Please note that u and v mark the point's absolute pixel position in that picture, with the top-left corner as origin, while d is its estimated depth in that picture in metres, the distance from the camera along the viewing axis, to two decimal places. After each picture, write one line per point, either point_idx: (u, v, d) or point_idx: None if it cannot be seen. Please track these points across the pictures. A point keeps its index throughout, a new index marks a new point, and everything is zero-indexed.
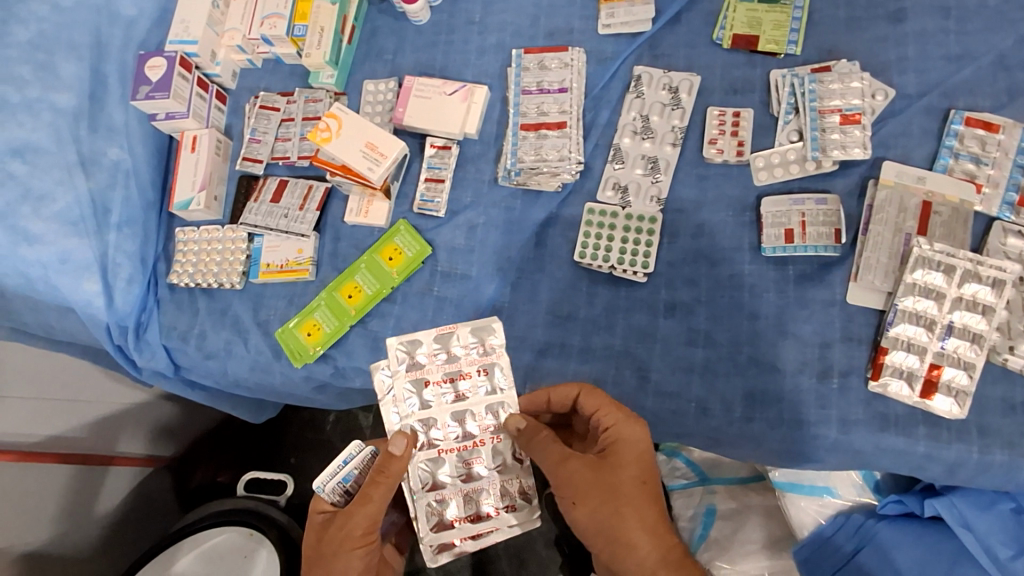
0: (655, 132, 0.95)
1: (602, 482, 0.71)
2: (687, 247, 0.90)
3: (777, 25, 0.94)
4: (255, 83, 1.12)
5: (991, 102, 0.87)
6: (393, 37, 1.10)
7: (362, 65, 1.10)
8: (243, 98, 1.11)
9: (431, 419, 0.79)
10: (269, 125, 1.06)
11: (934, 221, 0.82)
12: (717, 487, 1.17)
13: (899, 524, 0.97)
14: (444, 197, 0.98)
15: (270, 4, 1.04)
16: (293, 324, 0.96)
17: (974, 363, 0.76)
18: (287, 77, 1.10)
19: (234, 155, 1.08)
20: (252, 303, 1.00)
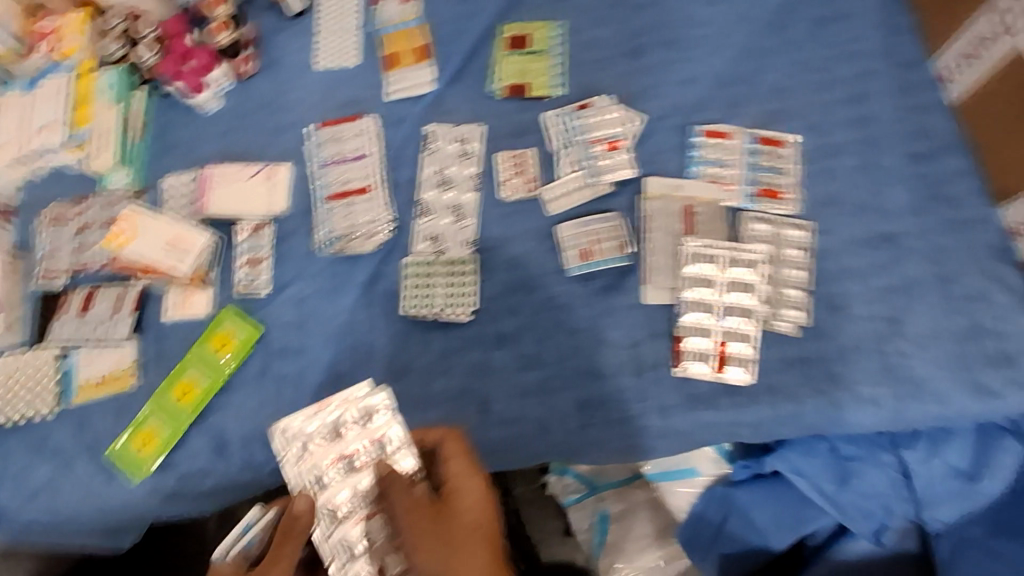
0: (455, 181, 1.04)
1: (439, 532, 0.72)
2: (505, 280, 0.97)
3: (542, 73, 1.09)
4: (41, 195, 1.06)
5: (721, 115, 1.04)
6: (187, 129, 1.10)
7: (158, 161, 1.08)
8: (30, 213, 1.05)
9: (329, 493, 0.76)
10: (63, 237, 1.01)
11: (696, 220, 0.97)
12: (605, 492, 1.25)
13: (752, 487, 1.11)
14: (264, 276, 0.98)
15: (45, 112, 1.04)
16: (124, 439, 0.92)
17: (752, 334, 0.90)
18: (78, 184, 1.05)
19: (29, 274, 1.01)
20: (73, 426, 0.94)
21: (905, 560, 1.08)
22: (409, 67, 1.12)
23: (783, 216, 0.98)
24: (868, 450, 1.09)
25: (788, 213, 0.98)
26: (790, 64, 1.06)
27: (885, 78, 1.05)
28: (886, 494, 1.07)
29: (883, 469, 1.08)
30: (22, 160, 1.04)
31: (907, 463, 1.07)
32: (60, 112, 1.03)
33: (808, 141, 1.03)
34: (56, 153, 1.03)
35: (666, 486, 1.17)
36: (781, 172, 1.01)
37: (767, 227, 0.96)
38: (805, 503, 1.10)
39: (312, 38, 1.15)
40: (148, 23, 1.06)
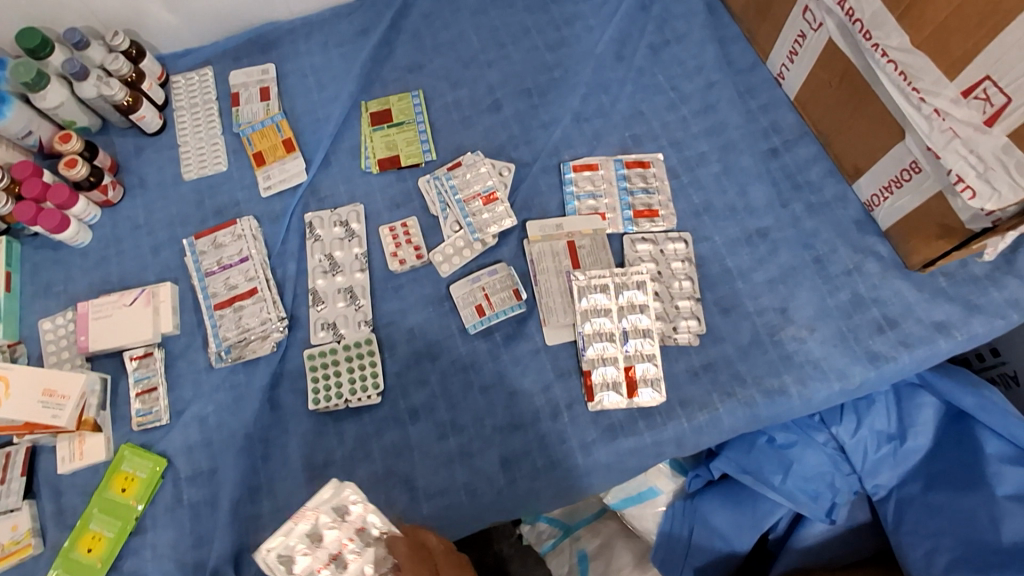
0: (342, 264, 1.02)
1: None
2: (407, 353, 0.96)
3: (409, 142, 1.10)
4: None
5: (587, 148, 1.08)
6: (58, 270, 1.06)
7: (32, 307, 1.04)
8: None
9: None
10: None
11: (583, 254, 0.98)
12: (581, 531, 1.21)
13: (708, 496, 1.11)
14: (160, 403, 0.94)
15: None
16: None
17: (654, 353, 0.92)
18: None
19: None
20: None
21: (859, 530, 1.09)
22: (277, 162, 1.10)
23: (662, 231, 1.01)
24: (801, 434, 1.10)
25: (666, 230, 1.01)
26: (638, 90, 1.12)
27: (729, 83, 1.11)
28: (827, 471, 1.08)
29: (819, 449, 1.09)
30: None
31: (839, 439, 1.09)
32: None
33: (671, 156, 1.07)
34: None
35: (632, 513, 1.14)
36: (653, 190, 1.04)
37: (649, 247, 0.99)
38: (757, 500, 1.09)
39: (175, 151, 1.14)
40: None
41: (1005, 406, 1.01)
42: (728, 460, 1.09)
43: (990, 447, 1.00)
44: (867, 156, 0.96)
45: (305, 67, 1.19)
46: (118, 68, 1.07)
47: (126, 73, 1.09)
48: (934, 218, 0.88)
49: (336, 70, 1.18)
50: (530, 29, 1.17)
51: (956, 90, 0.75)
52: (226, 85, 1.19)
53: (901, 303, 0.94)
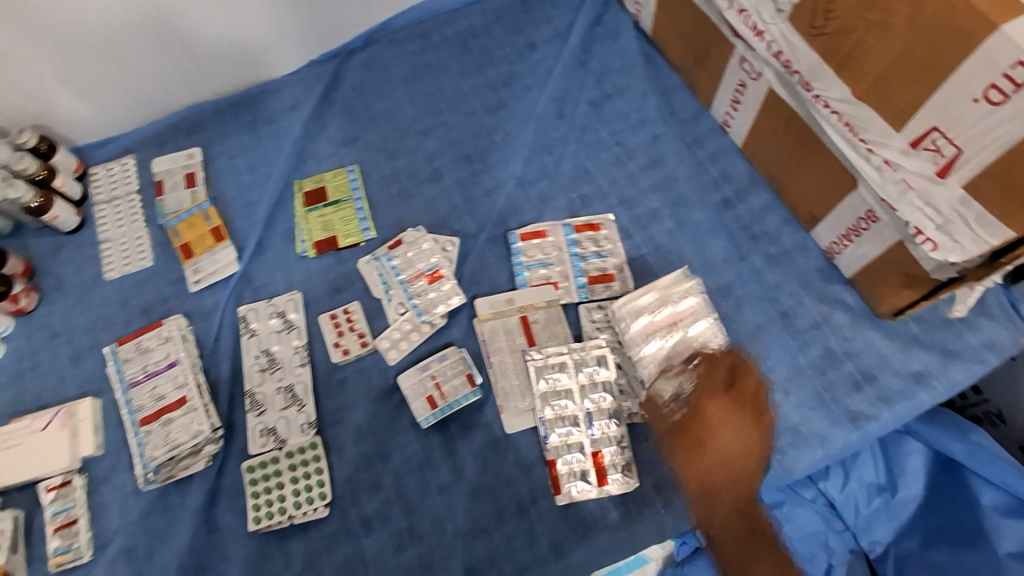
0: (281, 360, 0.94)
1: (704, 466, 0.76)
2: (357, 455, 0.88)
3: (347, 220, 1.03)
4: None
5: (535, 213, 1.03)
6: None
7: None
8: None
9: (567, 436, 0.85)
10: None
11: (538, 328, 0.92)
12: None
13: None
14: (80, 538, 0.85)
15: None
16: None
17: (621, 433, 0.85)
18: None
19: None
20: None
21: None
22: (206, 253, 1.03)
23: (675, 279, 0.94)
24: (790, 492, 1.01)
25: (680, 278, 0.94)
26: (583, 148, 1.08)
27: (675, 134, 1.07)
28: (819, 531, 0.99)
29: (810, 507, 1.00)
30: None
31: (829, 495, 1.00)
32: None
33: (623, 215, 1.02)
34: None
35: None
36: (607, 253, 0.99)
37: (654, 298, 0.93)
38: None
39: (96, 248, 1.06)
40: None
41: (999, 453, 0.96)
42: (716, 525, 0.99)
43: (985, 498, 0.95)
44: (821, 204, 0.92)
45: (233, 148, 1.12)
46: (25, 167, 1.00)
47: (35, 171, 1.01)
48: (898, 267, 0.84)
49: (266, 149, 1.12)
50: (466, 92, 1.13)
51: (905, 141, 0.72)
52: (149, 172, 1.12)
53: (874, 354, 0.90)
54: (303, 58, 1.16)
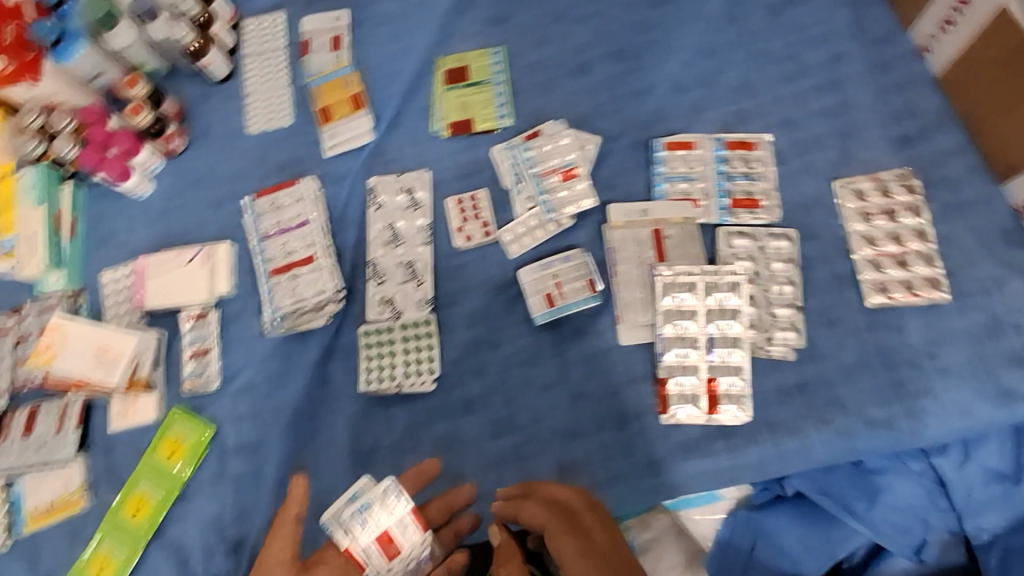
0: (405, 235, 0.95)
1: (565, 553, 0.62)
2: (466, 339, 0.89)
3: (486, 105, 1.00)
4: None
5: (684, 123, 0.94)
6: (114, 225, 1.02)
7: (91, 257, 1.01)
8: None
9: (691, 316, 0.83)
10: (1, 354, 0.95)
11: (670, 245, 0.87)
12: (628, 524, 0.98)
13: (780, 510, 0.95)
14: (209, 366, 0.92)
15: None
16: (81, 562, 0.84)
17: (742, 365, 0.81)
18: (11, 291, 0.99)
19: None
20: (24, 558, 0.86)
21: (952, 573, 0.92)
22: (343, 120, 1.02)
23: (897, 180, 0.88)
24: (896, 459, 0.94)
25: (905, 176, 0.87)
26: (751, 58, 0.97)
27: (860, 54, 0.94)
28: (920, 505, 0.93)
29: (916, 480, 0.94)
30: None
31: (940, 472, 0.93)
32: None
33: (782, 138, 0.92)
34: None
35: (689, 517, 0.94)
36: (758, 176, 0.90)
37: (858, 204, 0.87)
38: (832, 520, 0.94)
39: (241, 100, 1.08)
40: (62, 114, 0.98)
41: None
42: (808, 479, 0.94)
43: None
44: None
45: (378, 15, 1.09)
46: (189, 9, 1.03)
47: (196, 14, 1.04)
48: None
49: (412, 20, 1.07)
50: None
51: None
52: (296, 32, 1.11)
53: None
54: None
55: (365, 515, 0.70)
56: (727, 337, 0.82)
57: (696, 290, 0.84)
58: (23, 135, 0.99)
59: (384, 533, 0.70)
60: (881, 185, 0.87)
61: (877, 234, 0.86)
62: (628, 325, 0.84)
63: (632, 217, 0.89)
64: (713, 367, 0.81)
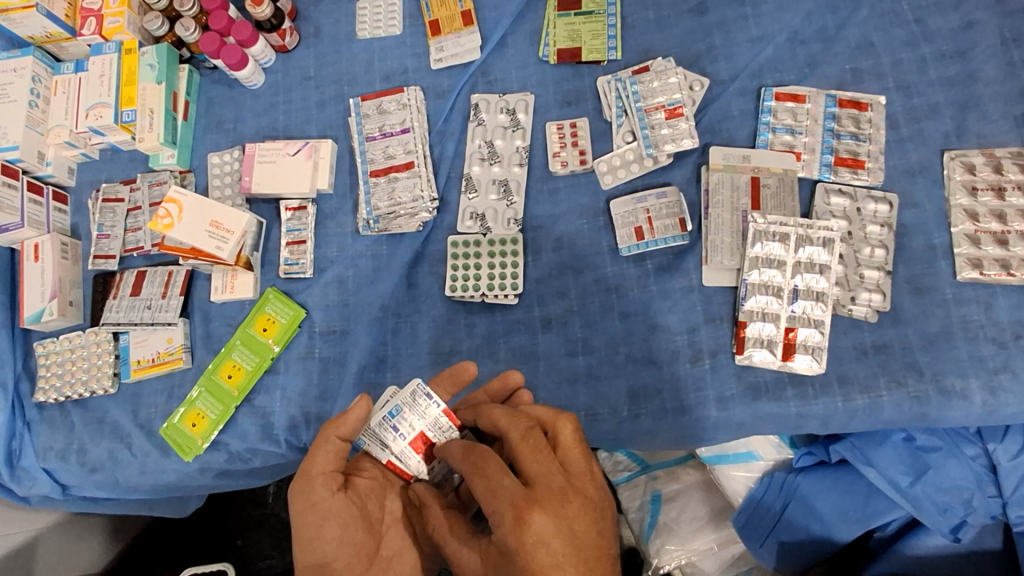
0: (502, 155, 0.97)
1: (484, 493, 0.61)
2: (551, 261, 0.92)
3: (596, 35, 0.99)
4: (97, 175, 1.07)
5: (796, 77, 0.93)
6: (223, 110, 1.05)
7: (201, 140, 1.06)
8: (84, 194, 1.07)
9: (777, 266, 0.84)
10: (113, 220, 1.02)
11: (766, 194, 0.87)
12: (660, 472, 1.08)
13: (815, 475, 0.94)
14: (304, 253, 0.97)
15: (91, 93, 1.01)
16: (177, 416, 0.93)
17: (823, 318, 0.82)
18: (127, 164, 1.06)
19: (86, 255, 1.03)
20: (130, 404, 0.96)
21: (983, 559, 0.88)
22: (452, 35, 1.03)
23: (1011, 157, 0.86)
24: (950, 440, 0.92)
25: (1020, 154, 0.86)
26: (877, 15, 0.93)
27: (993, 26, 0.91)
28: (967, 487, 0.89)
29: (967, 463, 0.91)
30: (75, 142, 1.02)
31: (994, 456, 0.90)
32: (107, 94, 1.00)
33: (895, 102, 0.90)
34: (109, 134, 1.02)
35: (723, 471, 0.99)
36: (865, 137, 0.89)
37: (966, 177, 0.86)
38: (870, 492, 0.92)
39: (352, 6, 1.08)
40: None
41: None
42: (854, 448, 0.91)
43: None
44: None
45: None
46: None
47: None
48: None
49: None
50: None
51: None
52: None
53: None
54: None
55: (397, 423, 0.72)
56: (811, 291, 0.83)
57: (788, 241, 0.85)
58: (149, 14, 1.03)
59: (421, 436, 0.71)
60: (994, 161, 0.85)
61: (983, 209, 0.85)
62: (714, 267, 0.86)
63: (733, 163, 0.89)
64: (792, 317, 0.83)
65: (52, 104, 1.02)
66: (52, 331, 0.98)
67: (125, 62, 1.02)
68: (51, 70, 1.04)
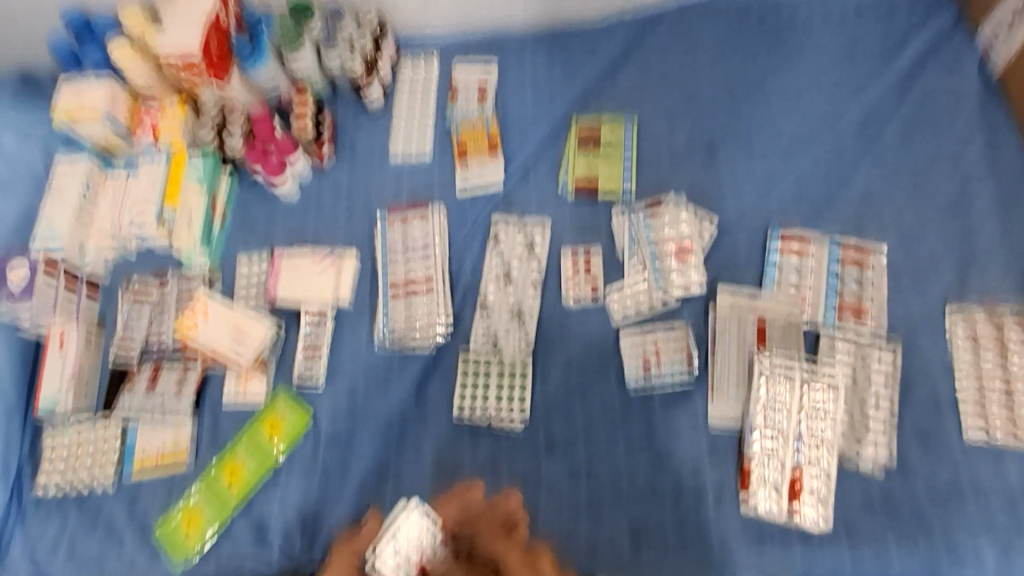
0: (517, 277, 1.01)
1: None
2: (559, 384, 0.94)
3: (612, 171, 1.05)
4: (129, 267, 1.12)
5: (802, 223, 0.98)
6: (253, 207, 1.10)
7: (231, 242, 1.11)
8: (114, 285, 1.11)
9: (782, 408, 0.85)
10: (139, 314, 1.05)
11: (770, 336, 0.90)
12: None
13: None
14: (318, 360, 0.99)
15: (137, 194, 1.07)
16: (173, 519, 0.93)
17: (827, 466, 0.82)
18: (160, 259, 1.11)
19: (107, 344, 1.06)
20: (127, 501, 0.95)
21: None
22: (478, 160, 1.09)
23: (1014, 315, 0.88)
24: None
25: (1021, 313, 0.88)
26: (879, 173, 0.99)
27: (990, 189, 0.96)
28: None
29: None
30: (114, 237, 1.08)
31: None
32: (151, 196, 1.06)
33: (898, 253, 0.94)
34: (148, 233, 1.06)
35: None
36: (869, 286, 0.92)
37: (967, 333, 0.88)
38: None
39: (388, 128, 1.17)
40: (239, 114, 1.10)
41: None
42: None
43: None
44: None
45: (526, 70, 1.17)
46: (364, 46, 1.13)
47: (368, 50, 1.14)
48: None
49: (555, 83, 1.15)
50: (769, 80, 1.08)
51: None
52: (447, 73, 1.19)
53: None
54: (617, 7, 1.16)
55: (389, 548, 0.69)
56: (815, 435, 0.84)
57: (792, 384, 0.86)
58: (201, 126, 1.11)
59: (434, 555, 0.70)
60: (995, 319, 0.88)
61: (987, 364, 0.86)
62: (720, 403, 0.87)
63: (740, 303, 0.92)
64: (796, 461, 0.83)
65: (99, 201, 1.09)
66: (63, 420, 0.99)
67: (171, 166, 1.08)
68: (104, 168, 1.11)
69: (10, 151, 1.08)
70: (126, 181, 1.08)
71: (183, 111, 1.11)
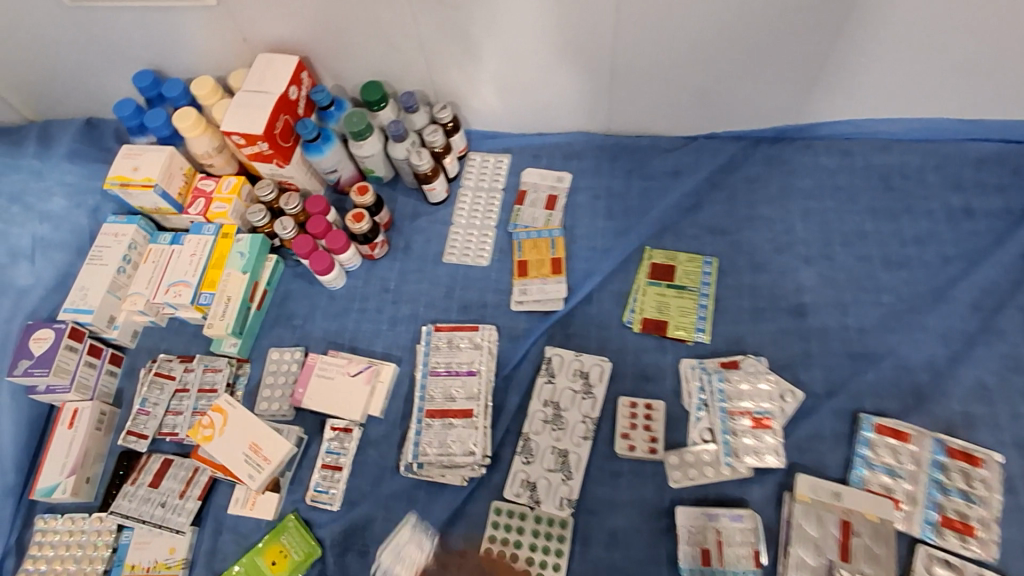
0: (566, 420, 0.90)
1: None
2: (600, 559, 0.82)
3: (684, 312, 0.96)
4: (157, 342, 1.06)
5: (899, 407, 0.86)
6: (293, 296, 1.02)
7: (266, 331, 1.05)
8: (140, 360, 1.05)
9: None
10: (157, 397, 0.98)
11: (857, 546, 0.77)
12: None
13: None
14: (335, 480, 0.90)
15: (177, 269, 1.02)
16: None
17: None
18: (190, 339, 1.05)
19: (120, 426, 1.00)
20: None
21: None
22: (538, 279, 1.01)
23: None
24: None
25: None
26: (994, 359, 0.87)
27: None
28: None
29: None
30: (147, 311, 1.02)
31: None
32: (190, 275, 1.01)
33: (1013, 462, 0.81)
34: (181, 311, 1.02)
35: None
36: (977, 500, 0.78)
37: None
38: None
39: (447, 228, 1.10)
40: (294, 198, 1.04)
41: None
42: None
43: None
44: None
45: (601, 185, 1.09)
46: (433, 140, 1.04)
47: (438, 145, 1.05)
48: None
49: (631, 204, 1.07)
50: (868, 235, 0.98)
51: None
52: (516, 178, 1.13)
53: None
54: (707, 130, 1.08)
55: None
56: None
57: None
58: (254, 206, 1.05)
59: None
60: None
61: None
62: None
63: (821, 498, 0.80)
64: None
65: (139, 271, 1.04)
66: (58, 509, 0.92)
67: (217, 246, 1.03)
68: (149, 237, 1.07)
69: (58, 212, 1.04)
70: (168, 254, 1.04)
71: (238, 188, 1.06)
